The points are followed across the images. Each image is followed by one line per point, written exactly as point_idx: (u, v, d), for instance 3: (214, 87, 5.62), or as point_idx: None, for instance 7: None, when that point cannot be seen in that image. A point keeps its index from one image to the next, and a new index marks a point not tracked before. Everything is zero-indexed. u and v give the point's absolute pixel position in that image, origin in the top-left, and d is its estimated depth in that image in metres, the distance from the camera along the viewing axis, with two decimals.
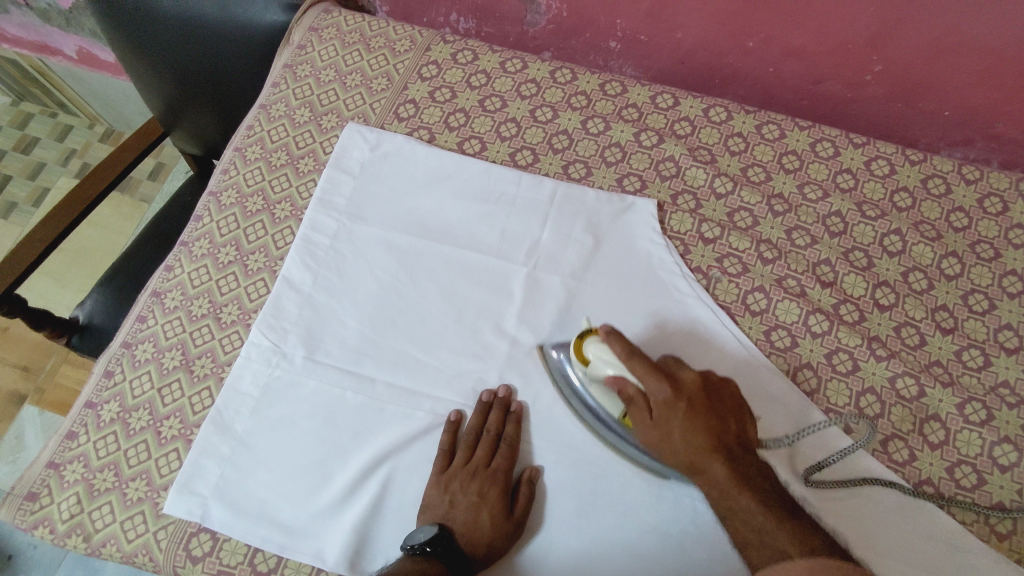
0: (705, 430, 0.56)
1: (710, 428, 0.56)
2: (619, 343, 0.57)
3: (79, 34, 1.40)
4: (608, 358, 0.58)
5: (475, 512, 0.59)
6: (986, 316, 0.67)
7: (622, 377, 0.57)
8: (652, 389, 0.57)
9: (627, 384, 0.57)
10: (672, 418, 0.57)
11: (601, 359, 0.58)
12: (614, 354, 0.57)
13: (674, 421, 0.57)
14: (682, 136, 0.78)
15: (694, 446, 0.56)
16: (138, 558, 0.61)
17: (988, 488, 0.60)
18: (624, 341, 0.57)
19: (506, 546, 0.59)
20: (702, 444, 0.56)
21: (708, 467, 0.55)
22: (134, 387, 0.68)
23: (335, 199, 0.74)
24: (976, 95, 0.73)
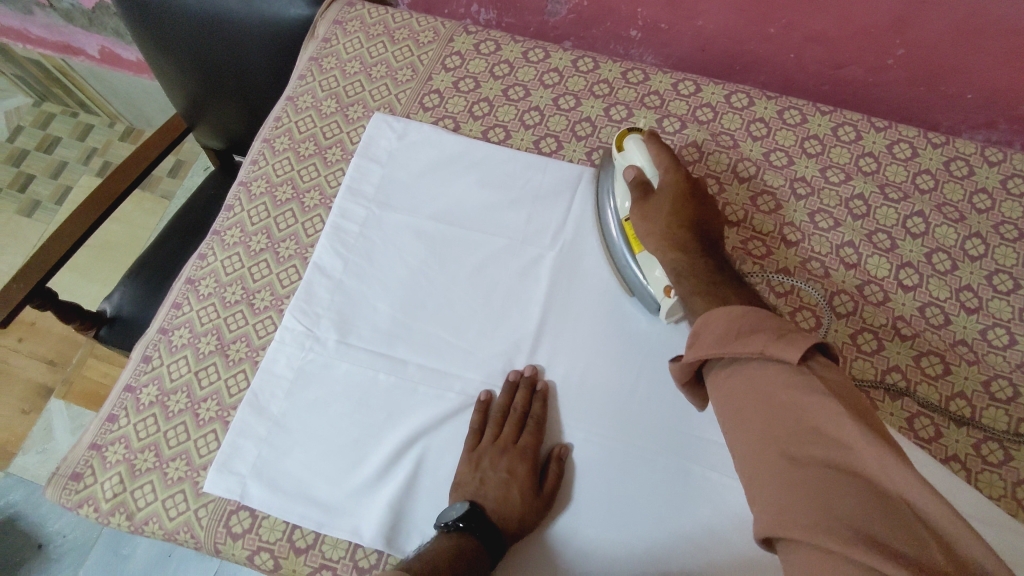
0: (687, 213, 0.62)
1: (691, 214, 0.62)
2: (657, 139, 0.65)
3: (102, 33, 1.43)
4: (641, 149, 0.66)
5: (507, 488, 0.60)
6: (1011, 295, 0.68)
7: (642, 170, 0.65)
8: (664, 175, 0.63)
9: (646, 172, 0.65)
10: (663, 198, 0.63)
11: (635, 149, 0.66)
12: (648, 144, 0.65)
13: (663, 201, 0.63)
14: (704, 122, 0.78)
15: (671, 220, 0.62)
16: (180, 536, 0.62)
17: (1015, 464, 0.61)
18: (660, 141, 0.65)
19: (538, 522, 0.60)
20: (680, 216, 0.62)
21: (678, 234, 0.61)
22: (172, 371, 0.69)
23: (364, 187, 0.76)
24: (999, 78, 0.74)
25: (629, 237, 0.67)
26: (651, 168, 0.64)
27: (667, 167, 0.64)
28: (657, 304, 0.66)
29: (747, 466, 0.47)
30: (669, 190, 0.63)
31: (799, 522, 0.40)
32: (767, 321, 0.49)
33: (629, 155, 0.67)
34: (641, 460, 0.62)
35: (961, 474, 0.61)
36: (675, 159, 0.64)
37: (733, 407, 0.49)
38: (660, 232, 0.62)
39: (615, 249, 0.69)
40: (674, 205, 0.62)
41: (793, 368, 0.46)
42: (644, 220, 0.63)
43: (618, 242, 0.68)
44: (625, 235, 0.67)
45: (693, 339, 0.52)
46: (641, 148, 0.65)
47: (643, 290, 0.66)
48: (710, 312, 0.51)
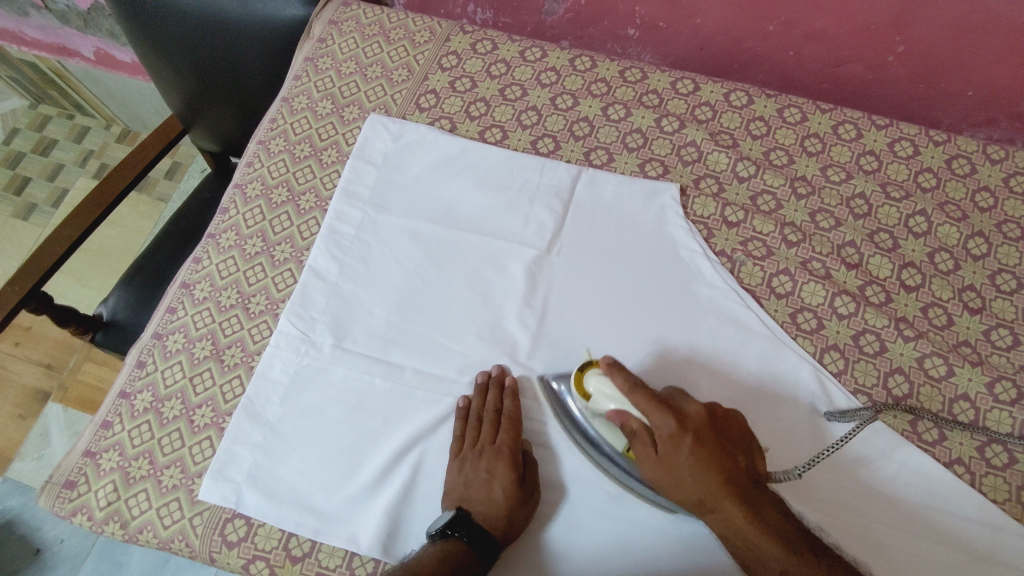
0: (714, 468, 0.54)
1: (719, 464, 0.55)
2: (620, 378, 0.57)
3: (96, 35, 1.42)
4: (609, 392, 0.58)
5: (489, 488, 0.59)
6: (1014, 295, 0.67)
7: (626, 412, 0.57)
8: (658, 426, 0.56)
9: (633, 417, 0.57)
10: (677, 454, 0.55)
11: (601, 392, 0.58)
12: (617, 387, 0.57)
13: (679, 460, 0.55)
14: (703, 121, 0.78)
15: (708, 484, 0.54)
16: (175, 544, 0.62)
17: (1019, 468, 0.60)
18: (626, 374, 0.58)
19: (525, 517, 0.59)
20: (708, 472, 0.54)
21: (718, 499, 0.54)
22: (166, 377, 0.69)
23: (360, 189, 0.75)
24: (1001, 74, 0.73)
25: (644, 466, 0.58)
26: (635, 412, 0.57)
27: (653, 411, 0.56)
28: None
29: None
30: (677, 446, 0.55)
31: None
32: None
33: (598, 400, 0.58)
34: None
35: (965, 479, 0.60)
36: (654, 399, 0.56)
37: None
38: (696, 495, 0.55)
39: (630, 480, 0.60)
40: (693, 462, 0.55)
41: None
42: (671, 480, 0.56)
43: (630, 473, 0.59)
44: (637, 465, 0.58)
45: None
46: (609, 392, 0.58)
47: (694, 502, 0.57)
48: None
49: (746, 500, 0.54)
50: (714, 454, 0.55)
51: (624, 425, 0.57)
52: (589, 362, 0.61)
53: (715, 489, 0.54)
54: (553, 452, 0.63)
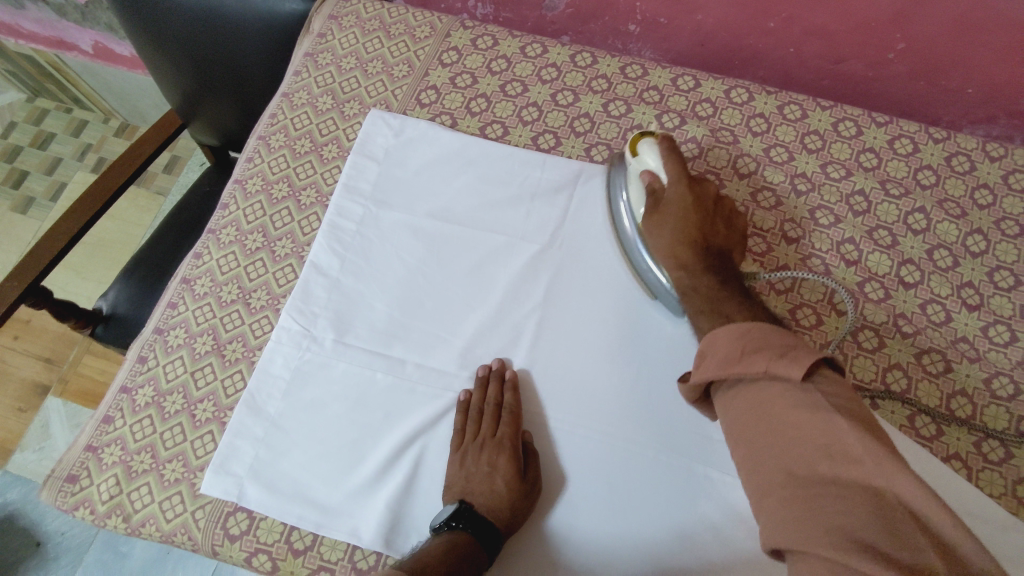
0: (693, 230, 0.63)
1: (699, 229, 0.63)
2: (665, 144, 0.66)
3: (95, 28, 1.42)
4: (653, 155, 0.66)
5: (490, 481, 0.60)
6: (1013, 292, 0.67)
7: (655, 175, 0.65)
8: (670, 188, 0.64)
9: (659, 178, 0.65)
10: (670, 211, 0.64)
11: (648, 155, 0.66)
12: (660, 152, 0.65)
13: (670, 215, 0.64)
14: (704, 117, 0.78)
15: (676, 236, 0.63)
16: (177, 538, 0.62)
17: (1016, 462, 0.61)
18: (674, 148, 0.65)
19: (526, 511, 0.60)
20: (688, 228, 0.63)
21: (679, 249, 0.63)
22: (168, 371, 0.69)
23: (360, 184, 0.75)
24: (1001, 72, 0.73)
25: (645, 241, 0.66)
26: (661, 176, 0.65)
27: (674, 178, 0.64)
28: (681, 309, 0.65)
29: (758, 482, 0.48)
30: (676, 202, 0.64)
31: (809, 531, 0.42)
32: (771, 339, 0.51)
33: (642, 159, 0.66)
34: (643, 459, 0.62)
35: (962, 473, 0.60)
36: (682, 169, 0.65)
37: (740, 421, 0.51)
38: (667, 246, 0.63)
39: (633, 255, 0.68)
40: (681, 217, 0.64)
41: (795, 386, 0.48)
42: (654, 231, 0.65)
43: (634, 245, 0.68)
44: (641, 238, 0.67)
45: (702, 357, 0.54)
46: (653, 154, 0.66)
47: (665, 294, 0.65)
48: (715, 330, 0.54)
49: (705, 261, 0.62)
50: (697, 223, 0.64)
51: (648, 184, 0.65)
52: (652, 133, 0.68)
53: (683, 242, 0.63)
54: (554, 446, 0.64)
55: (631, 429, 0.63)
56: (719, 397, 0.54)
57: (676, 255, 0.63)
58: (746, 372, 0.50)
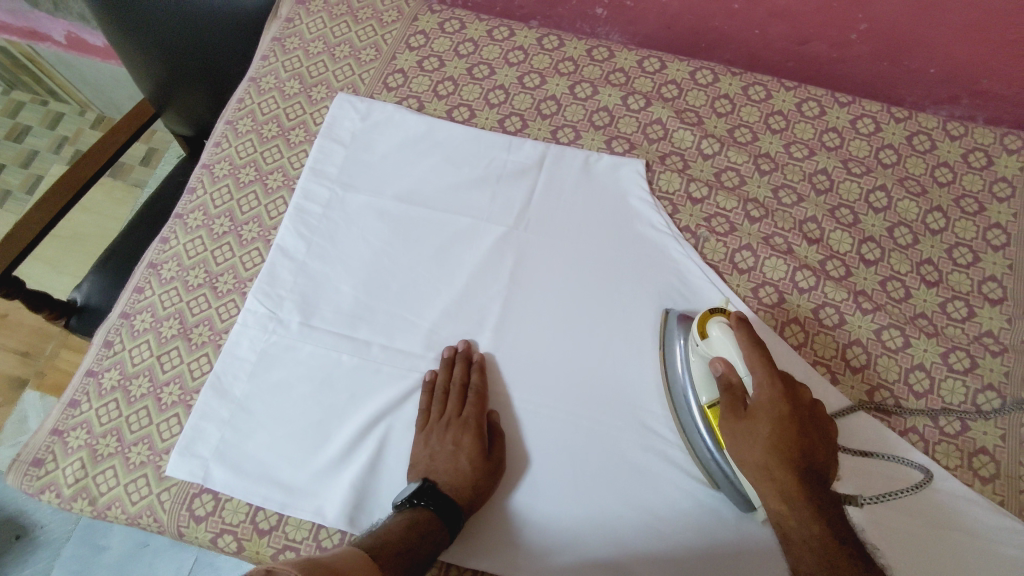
0: (792, 448, 0.53)
1: (799, 445, 0.53)
2: (746, 333, 0.56)
3: (67, 18, 1.41)
4: (726, 339, 0.57)
5: (455, 459, 0.60)
6: (971, 268, 0.68)
7: (732, 365, 0.57)
8: (760, 389, 0.55)
9: (735, 372, 0.56)
10: (761, 421, 0.54)
11: (718, 338, 0.58)
12: (737, 339, 0.56)
13: (761, 425, 0.54)
14: (669, 99, 0.78)
15: (772, 458, 0.53)
16: (143, 520, 0.62)
17: (972, 435, 0.62)
18: (750, 330, 0.57)
19: (490, 488, 0.60)
20: (786, 445, 0.53)
21: (777, 469, 0.52)
22: (134, 355, 0.69)
23: (328, 167, 0.75)
24: (961, 51, 0.74)
25: (713, 429, 0.58)
26: (740, 367, 0.56)
27: (761, 377, 0.55)
28: (749, 500, 0.58)
29: None
30: (767, 410, 0.54)
31: None
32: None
33: (713, 343, 0.58)
34: (605, 439, 0.63)
35: (919, 446, 0.62)
36: (770, 366, 0.55)
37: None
38: (761, 465, 0.53)
39: (694, 435, 0.60)
40: (780, 432, 0.53)
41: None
42: (742, 443, 0.55)
43: (698, 430, 0.60)
44: (709, 424, 0.59)
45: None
46: (727, 341, 0.57)
47: (731, 485, 0.58)
48: None
49: (813, 493, 0.51)
50: (796, 436, 0.53)
51: (723, 376, 0.57)
52: (722, 310, 0.60)
53: (783, 465, 0.52)
54: (518, 426, 0.64)
55: (597, 409, 0.64)
56: None
57: (774, 481, 0.52)
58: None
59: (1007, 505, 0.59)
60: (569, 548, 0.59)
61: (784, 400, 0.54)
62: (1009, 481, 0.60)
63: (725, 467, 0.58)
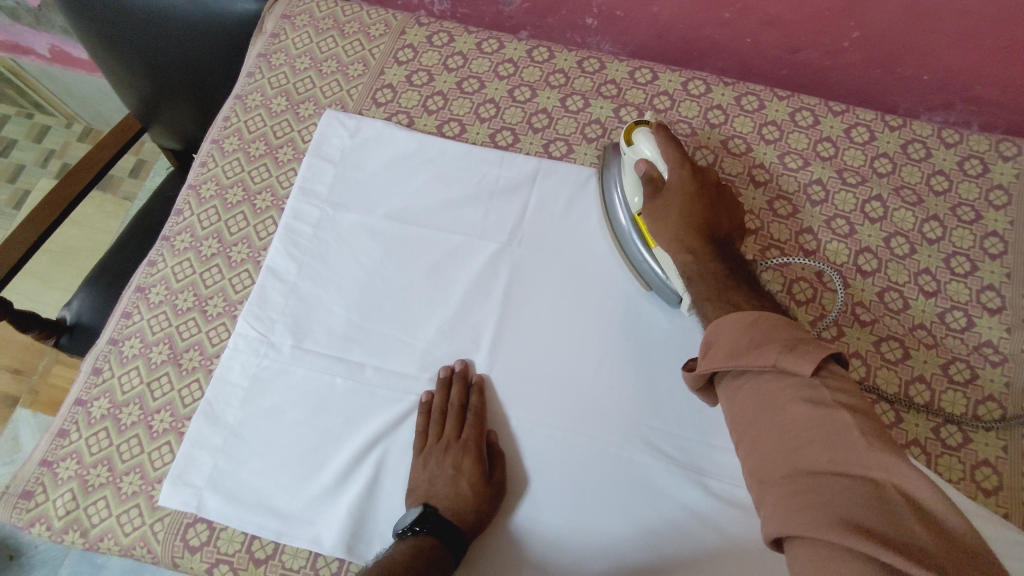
0: (699, 216, 0.61)
1: (705, 215, 0.61)
2: (662, 132, 0.63)
3: (50, 32, 1.40)
4: (648, 143, 0.64)
5: (456, 484, 0.59)
6: (969, 278, 0.68)
7: (653, 164, 0.63)
8: (673, 173, 0.62)
9: (657, 170, 0.63)
10: (674, 196, 0.62)
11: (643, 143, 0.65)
12: (656, 140, 0.64)
13: (673, 200, 0.62)
14: (662, 110, 0.77)
15: (681, 223, 0.61)
16: (137, 551, 0.61)
17: (973, 446, 0.62)
18: (669, 132, 0.64)
19: (492, 512, 0.59)
20: (695, 215, 0.61)
21: (686, 235, 0.60)
22: (123, 383, 0.68)
23: (317, 186, 0.74)
24: (954, 58, 0.74)
25: (643, 232, 0.66)
26: (660, 163, 0.63)
27: (675, 164, 0.63)
28: (675, 296, 0.65)
29: (754, 469, 0.46)
30: (679, 188, 0.62)
31: (798, 506, 0.40)
32: (781, 333, 0.48)
33: (639, 150, 0.65)
34: (604, 454, 0.62)
35: (921, 459, 0.61)
36: (682, 156, 0.63)
37: (743, 416, 0.48)
38: (671, 231, 0.61)
39: (627, 246, 0.68)
40: (687, 202, 0.61)
41: (802, 380, 0.46)
42: (657, 218, 0.62)
43: (629, 235, 0.67)
44: (638, 228, 0.66)
45: (706, 350, 0.52)
46: (650, 142, 0.64)
47: (660, 284, 0.65)
48: (720, 320, 0.52)
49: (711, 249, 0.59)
50: (701, 206, 0.61)
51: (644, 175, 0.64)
52: (646, 123, 0.67)
53: (689, 228, 0.60)
54: (517, 446, 0.63)
55: (595, 426, 0.63)
56: (724, 394, 0.51)
57: (682, 242, 0.60)
58: (750, 364, 0.48)
59: (1010, 518, 0.59)
60: (569, 559, 0.59)
61: (693, 181, 0.62)
62: (1012, 493, 0.60)
63: (654, 267, 0.65)
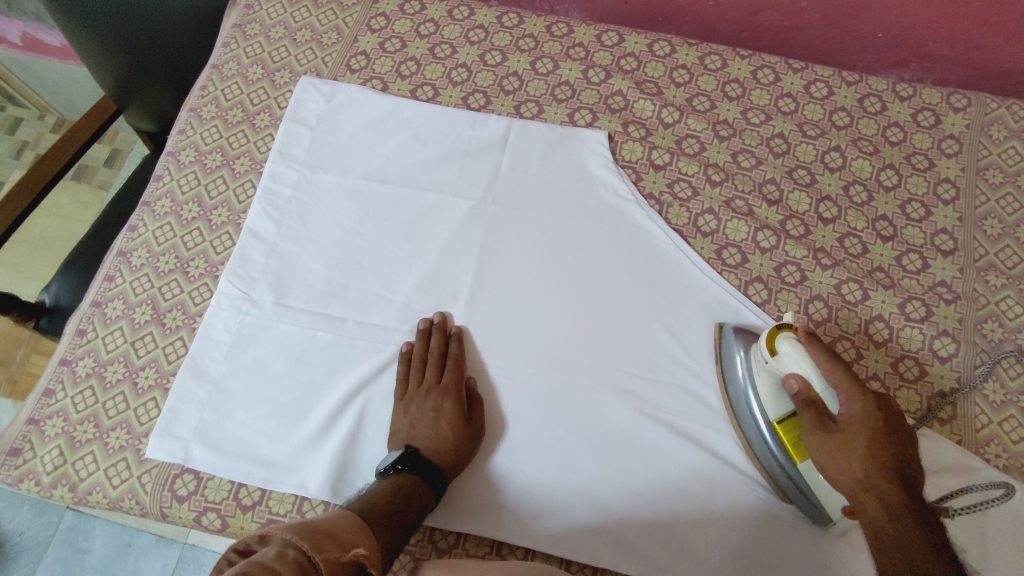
0: (889, 462, 0.51)
1: (894, 459, 0.52)
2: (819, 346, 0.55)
3: (21, 18, 1.42)
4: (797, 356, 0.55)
5: (436, 426, 0.61)
6: (923, 222, 0.71)
7: (807, 380, 0.55)
8: (846, 402, 0.53)
9: (814, 389, 0.55)
10: (854, 432, 0.53)
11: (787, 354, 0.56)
12: (810, 352, 0.55)
13: (854, 438, 0.52)
14: (629, 71, 0.80)
15: (869, 470, 0.51)
16: (125, 503, 0.63)
17: (929, 379, 0.65)
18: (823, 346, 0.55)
19: (470, 451, 0.61)
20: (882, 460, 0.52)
21: (881, 487, 0.51)
22: (108, 343, 0.69)
23: (294, 150, 0.76)
24: (906, 14, 0.77)
25: (784, 443, 0.58)
26: (820, 384, 0.54)
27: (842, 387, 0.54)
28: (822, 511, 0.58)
29: None
30: (858, 424, 0.53)
31: None
32: None
33: (783, 359, 0.56)
34: (584, 403, 0.64)
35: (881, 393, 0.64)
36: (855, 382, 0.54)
37: None
38: (859, 476, 0.52)
39: (758, 446, 0.60)
40: (876, 441, 0.52)
41: None
42: (837, 458, 0.53)
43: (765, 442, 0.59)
44: (778, 439, 0.58)
45: None
46: (798, 355, 0.55)
47: (804, 497, 0.58)
48: None
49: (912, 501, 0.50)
50: (891, 448, 0.52)
51: (800, 392, 0.55)
52: (789, 325, 0.58)
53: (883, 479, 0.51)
54: (495, 394, 0.66)
55: (571, 373, 0.65)
56: None
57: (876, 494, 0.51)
58: None
59: (964, 443, 0.62)
60: (550, 500, 0.61)
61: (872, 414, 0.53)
62: (966, 420, 0.63)
63: (798, 481, 0.57)
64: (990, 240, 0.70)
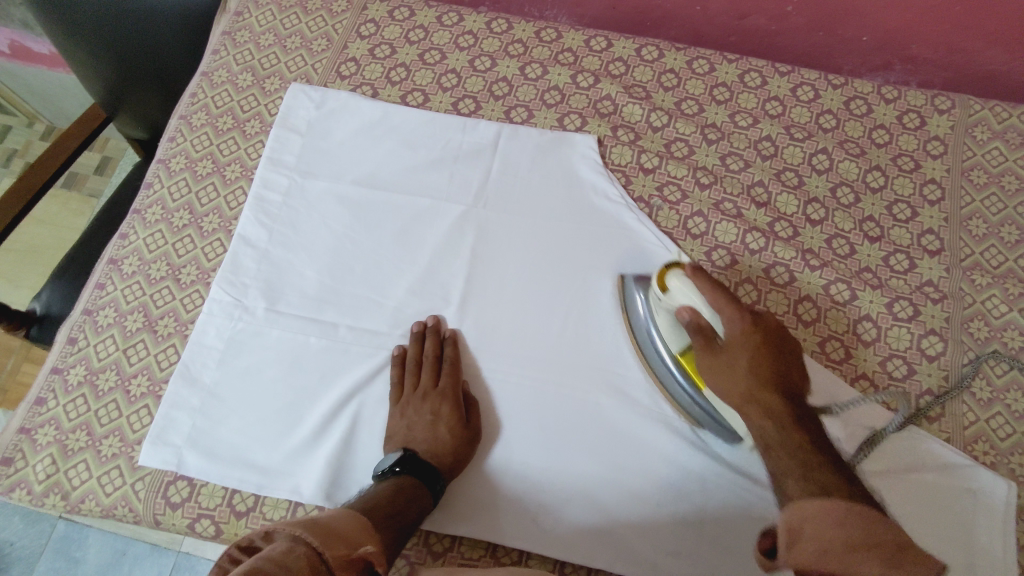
0: (770, 373, 0.55)
1: (775, 371, 0.55)
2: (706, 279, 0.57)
3: (8, 25, 1.41)
4: (687, 291, 0.58)
5: (434, 429, 0.61)
6: (910, 223, 0.72)
7: (698, 311, 0.58)
8: (728, 326, 0.56)
9: (703, 317, 0.57)
10: (738, 353, 0.56)
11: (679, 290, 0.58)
12: (697, 285, 0.57)
13: (739, 357, 0.55)
14: (617, 75, 0.81)
15: (751, 384, 0.54)
16: (119, 511, 0.62)
17: (917, 377, 0.65)
18: (709, 278, 0.58)
19: (468, 454, 0.62)
20: (764, 374, 0.55)
21: (762, 396, 0.54)
22: (99, 350, 0.69)
23: (285, 156, 0.76)
24: (889, 18, 0.78)
25: (689, 374, 0.61)
26: (708, 313, 0.57)
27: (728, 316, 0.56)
28: (735, 433, 0.61)
29: None
30: (741, 345, 0.56)
31: None
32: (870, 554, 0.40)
33: (674, 294, 0.59)
34: (572, 404, 0.65)
35: (869, 392, 0.65)
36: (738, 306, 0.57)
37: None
38: (742, 389, 0.54)
39: (669, 381, 0.63)
40: (754, 358, 0.55)
41: None
42: (722, 376, 0.56)
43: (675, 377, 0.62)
44: (683, 369, 0.61)
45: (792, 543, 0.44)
46: (687, 288, 0.58)
47: (715, 422, 0.61)
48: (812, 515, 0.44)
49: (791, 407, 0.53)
50: (773, 359, 0.55)
51: (692, 323, 0.58)
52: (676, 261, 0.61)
53: (765, 390, 0.54)
54: (488, 397, 0.66)
55: (561, 374, 0.66)
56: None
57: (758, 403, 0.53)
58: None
59: (953, 441, 0.63)
60: (539, 500, 0.62)
61: (756, 335, 0.56)
62: (954, 418, 0.64)
63: (709, 409, 0.61)
64: (976, 240, 0.71)
